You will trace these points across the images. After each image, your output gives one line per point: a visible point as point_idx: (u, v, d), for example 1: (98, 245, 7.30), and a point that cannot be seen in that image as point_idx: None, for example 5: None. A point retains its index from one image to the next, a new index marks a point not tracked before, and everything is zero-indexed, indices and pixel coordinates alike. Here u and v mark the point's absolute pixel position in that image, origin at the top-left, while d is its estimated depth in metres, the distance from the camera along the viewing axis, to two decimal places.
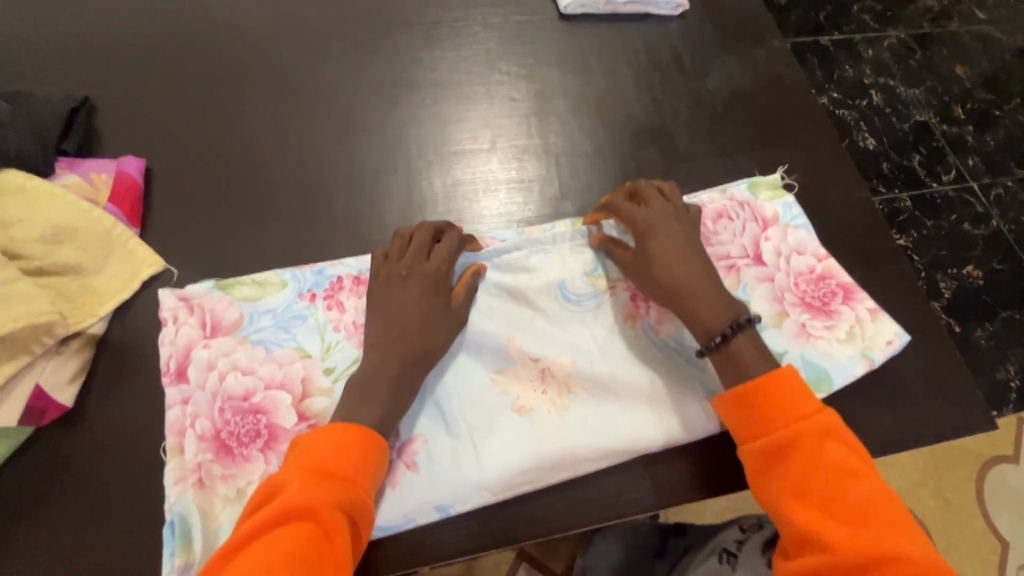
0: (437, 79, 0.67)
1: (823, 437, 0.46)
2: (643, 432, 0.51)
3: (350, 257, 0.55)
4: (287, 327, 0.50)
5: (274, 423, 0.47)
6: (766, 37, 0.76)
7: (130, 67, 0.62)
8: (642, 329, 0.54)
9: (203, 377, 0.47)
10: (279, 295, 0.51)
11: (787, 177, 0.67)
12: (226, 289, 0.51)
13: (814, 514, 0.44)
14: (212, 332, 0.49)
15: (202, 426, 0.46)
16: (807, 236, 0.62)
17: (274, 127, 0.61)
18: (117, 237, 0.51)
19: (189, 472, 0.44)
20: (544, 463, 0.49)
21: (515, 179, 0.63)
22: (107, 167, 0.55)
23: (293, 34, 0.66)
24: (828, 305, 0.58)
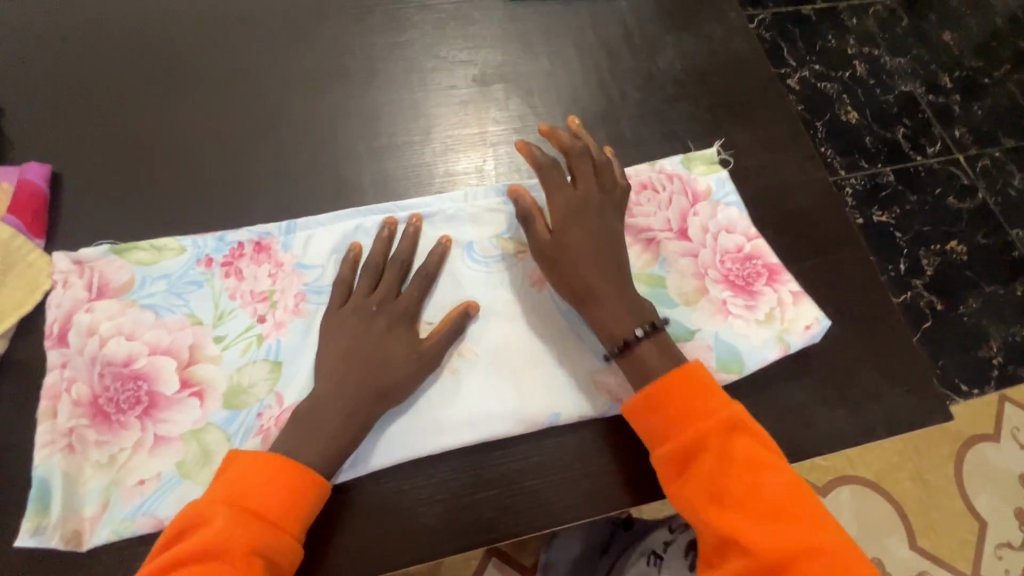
0: (369, 66, 0.63)
1: (729, 432, 0.44)
2: (540, 400, 0.49)
3: (258, 223, 0.53)
4: (180, 293, 0.49)
5: (155, 391, 0.45)
6: (725, 10, 0.72)
7: (39, 65, 0.58)
8: (550, 293, 0.52)
9: (84, 342, 0.46)
10: (175, 261, 0.50)
11: (724, 152, 0.64)
12: (123, 253, 0.50)
13: (730, 513, 0.42)
14: (99, 295, 0.48)
15: (79, 391, 0.45)
16: (737, 214, 0.60)
17: (191, 123, 0.58)
18: (18, 249, 0.49)
19: (62, 434, 0.44)
20: (424, 427, 0.47)
21: (449, 172, 0.59)
22: (9, 175, 0.52)
23: (215, 23, 0.63)
24: (750, 286, 0.56)
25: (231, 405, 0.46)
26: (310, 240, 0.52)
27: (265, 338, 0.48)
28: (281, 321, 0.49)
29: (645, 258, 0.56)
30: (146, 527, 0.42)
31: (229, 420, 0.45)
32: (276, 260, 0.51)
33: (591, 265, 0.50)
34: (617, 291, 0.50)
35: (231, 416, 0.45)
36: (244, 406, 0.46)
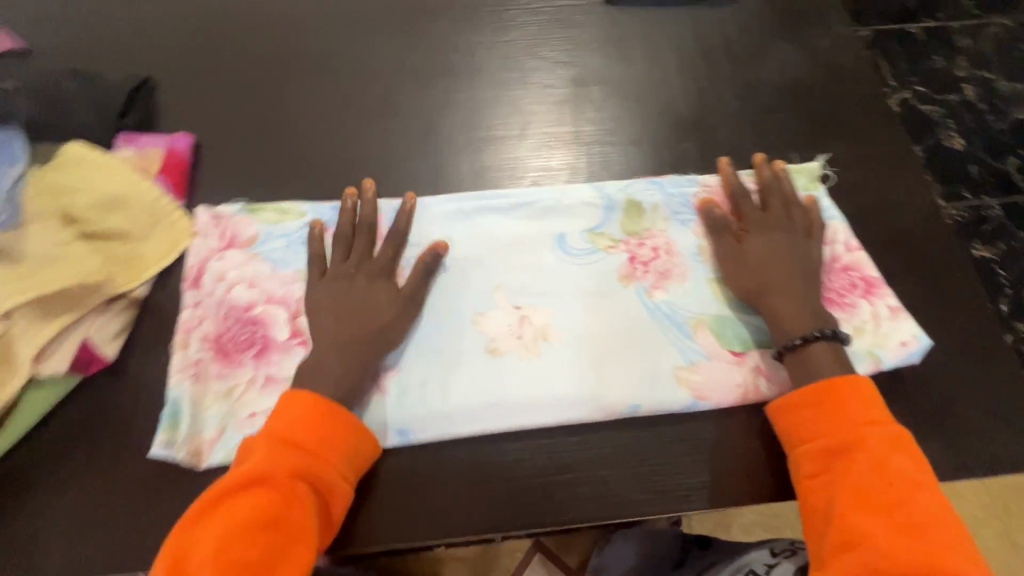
0: (474, 63, 0.67)
1: (891, 445, 0.44)
2: (621, 391, 0.49)
3: None
4: (297, 252, 0.54)
5: (269, 335, 0.50)
6: (831, 25, 0.71)
7: (188, 49, 0.65)
8: (637, 290, 0.53)
9: (215, 286, 0.52)
10: (295, 224, 0.55)
11: (828, 168, 0.62)
12: (252, 212, 0.55)
13: (868, 518, 0.41)
14: (229, 245, 0.54)
15: (206, 329, 0.50)
16: (837, 227, 0.57)
17: (312, 109, 0.63)
18: (164, 207, 0.54)
19: (191, 364, 0.49)
20: (507, 404, 0.49)
21: (543, 167, 0.62)
22: (159, 142, 0.58)
23: (339, 19, 0.68)
24: (843, 298, 0.54)
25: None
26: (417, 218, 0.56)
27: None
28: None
29: None
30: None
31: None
32: (382, 233, 0.55)
33: (771, 269, 0.51)
34: (798, 293, 0.50)
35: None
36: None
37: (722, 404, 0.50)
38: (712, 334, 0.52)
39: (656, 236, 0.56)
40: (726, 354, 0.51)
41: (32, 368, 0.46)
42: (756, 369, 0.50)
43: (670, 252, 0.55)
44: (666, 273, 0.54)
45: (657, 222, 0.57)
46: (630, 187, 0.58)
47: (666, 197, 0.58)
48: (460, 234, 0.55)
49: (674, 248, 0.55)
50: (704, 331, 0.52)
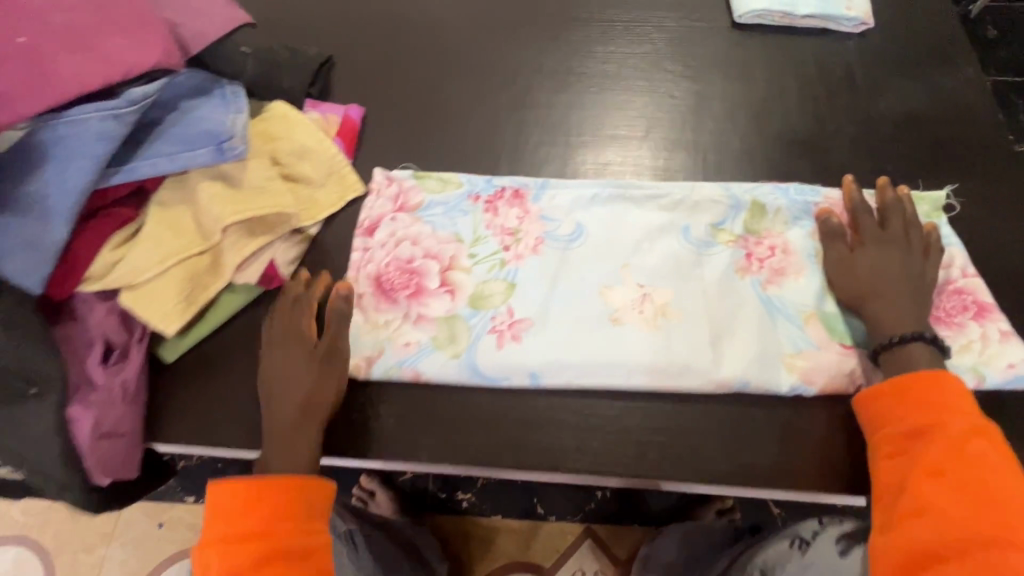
0: (605, 70, 0.74)
1: (972, 433, 0.47)
2: (731, 368, 0.55)
3: (512, 177, 0.66)
4: (453, 216, 0.62)
5: (422, 282, 0.59)
6: (955, 66, 0.73)
7: (361, 32, 0.76)
8: (752, 282, 0.58)
9: (383, 238, 0.61)
10: (454, 193, 0.64)
11: (953, 199, 0.65)
12: (418, 179, 0.65)
13: (941, 491, 0.45)
14: (399, 208, 0.63)
15: (371, 269, 0.59)
16: (957, 253, 0.60)
17: (461, 95, 0.72)
18: (338, 164, 0.63)
19: (358, 297, 0.58)
20: (625, 366, 0.55)
21: (662, 167, 0.68)
22: (337, 111, 0.68)
23: (491, 21, 0.77)
24: (952, 317, 0.57)
25: (474, 305, 0.58)
26: (557, 198, 0.63)
27: (506, 263, 0.60)
28: (521, 254, 0.60)
29: None
30: (407, 375, 0.55)
31: (471, 315, 0.57)
32: (526, 208, 0.63)
33: (879, 277, 0.55)
34: (905, 300, 0.54)
35: (473, 313, 0.57)
36: (483, 307, 0.58)
37: (829, 390, 0.54)
38: (821, 325, 0.56)
39: (773, 238, 0.61)
40: (836, 345, 0.56)
41: (232, 275, 0.56)
42: (863, 367, 0.55)
43: (784, 252, 0.60)
44: (781, 270, 0.59)
45: (777, 225, 0.61)
46: (756, 190, 0.63)
47: (789, 201, 0.63)
48: (593, 216, 0.62)
49: (789, 249, 0.60)
50: (814, 324, 0.57)
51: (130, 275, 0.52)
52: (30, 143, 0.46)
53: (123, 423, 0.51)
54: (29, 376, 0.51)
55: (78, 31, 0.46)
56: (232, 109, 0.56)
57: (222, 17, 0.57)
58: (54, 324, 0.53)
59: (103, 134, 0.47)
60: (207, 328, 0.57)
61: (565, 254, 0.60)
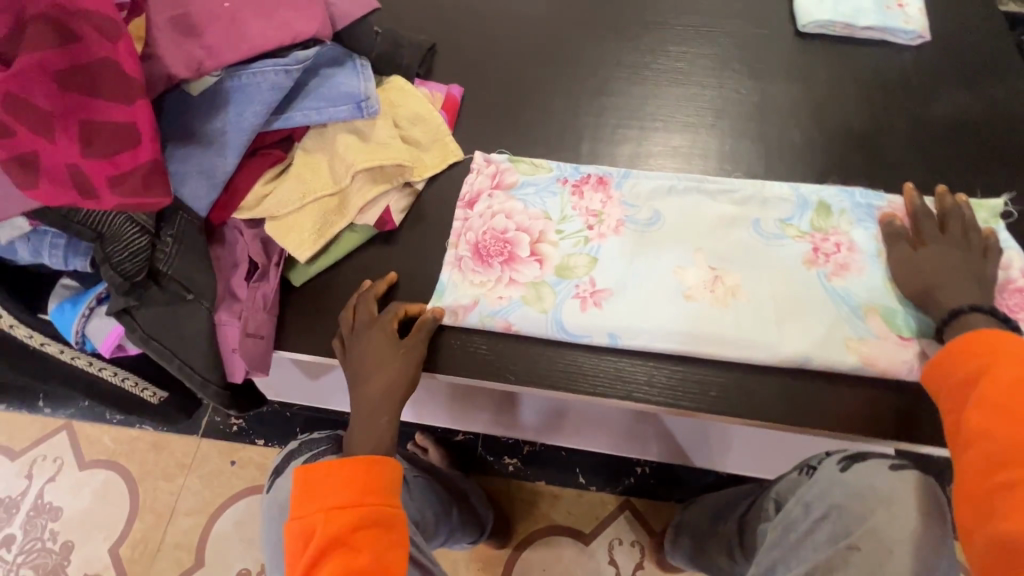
0: (678, 67, 0.82)
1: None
2: (794, 345, 0.60)
3: (595, 167, 0.73)
4: (544, 196, 0.70)
5: (514, 250, 0.67)
6: (1007, 79, 0.79)
7: (461, 24, 0.86)
8: (817, 273, 0.64)
9: (481, 211, 0.69)
10: (545, 176, 0.71)
11: (1011, 206, 0.69)
12: (514, 162, 0.72)
13: (998, 425, 0.48)
14: (497, 186, 0.71)
15: (470, 237, 0.68)
16: (1016, 254, 0.64)
17: (548, 82, 0.81)
18: (441, 130, 0.72)
19: (458, 259, 0.67)
20: (695, 337, 0.61)
21: (727, 153, 0.75)
22: (440, 88, 0.78)
23: (576, 20, 0.87)
24: (1016, 313, 0.61)
25: (561, 274, 0.65)
26: (638, 186, 0.70)
27: (590, 240, 0.67)
28: (604, 232, 0.67)
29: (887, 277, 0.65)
30: (499, 326, 0.63)
31: (557, 282, 0.65)
32: (609, 194, 0.70)
33: (941, 271, 0.59)
34: (965, 285, 0.58)
35: (559, 280, 0.65)
36: (568, 276, 0.65)
37: (887, 372, 0.59)
38: (881, 319, 0.61)
39: (840, 236, 0.66)
40: (894, 336, 0.60)
41: (354, 216, 0.65)
42: (921, 353, 0.59)
43: (848, 249, 0.65)
44: (845, 265, 0.64)
45: (845, 225, 0.67)
46: (824, 192, 0.69)
47: (853, 205, 0.68)
48: (669, 204, 0.69)
49: (854, 246, 0.65)
50: (875, 318, 0.61)
51: (276, 207, 0.62)
52: (219, 89, 0.56)
53: (263, 327, 0.62)
54: (188, 283, 0.61)
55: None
56: (363, 78, 0.65)
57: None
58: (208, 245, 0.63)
59: (275, 85, 0.57)
60: (329, 260, 0.66)
61: (645, 236, 0.67)
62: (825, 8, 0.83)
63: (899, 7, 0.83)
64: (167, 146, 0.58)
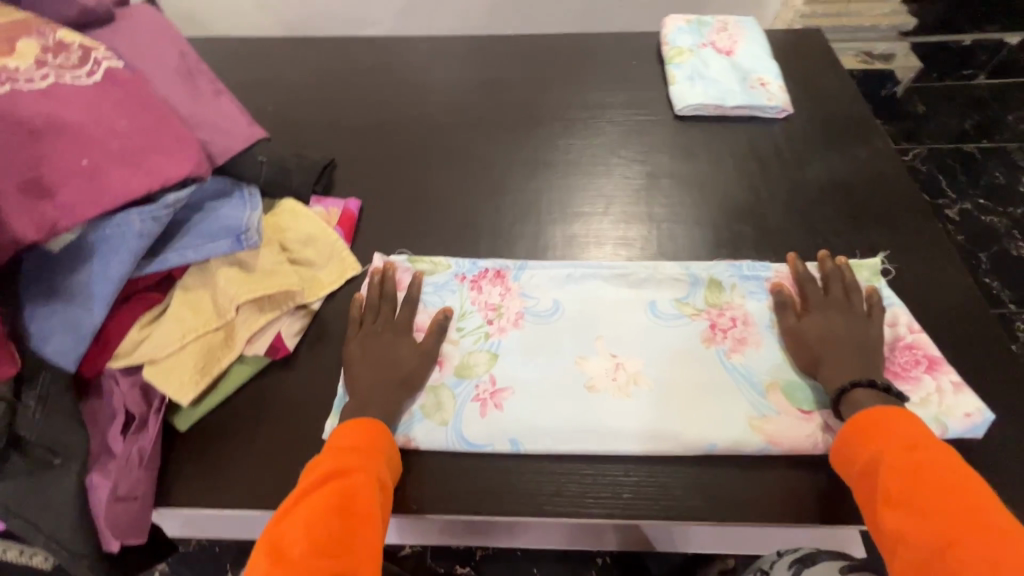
0: (569, 158, 0.87)
1: (908, 448, 0.50)
2: (696, 432, 0.59)
3: (496, 260, 0.74)
4: (442, 293, 0.70)
5: None
6: (869, 139, 0.86)
7: (361, 141, 0.90)
8: (716, 351, 0.64)
9: None
10: (444, 273, 0.71)
11: (888, 263, 0.73)
12: (413, 263, 0.72)
13: (904, 520, 0.46)
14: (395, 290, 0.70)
15: None
16: (899, 311, 0.66)
17: (446, 185, 0.84)
18: (337, 249, 0.72)
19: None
20: (597, 433, 0.60)
21: (621, 237, 0.78)
22: (337, 203, 0.79)
23: (469, 124, 0.91)
24: (907, 373, 0.62)
25: (460, 374, 0.64)
26: (536, 277, 0.71)
27: (491, 335, 0.66)
28: (503, 327, 0.67)
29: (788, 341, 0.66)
30: (400, 442, 0.60)
31: (457, 383, 0.63)
32: (507, 286, 0.70)
33: (824, 347, 0.60)
34: (850, 360, 0.59)
35: (459, 381, 0.63)
36: (468, 376, 0.64)
37: (794, 449, 0.59)
38: (782, 394, 0.61)
39: (734, 309, 0.67)
40: (796, 411, 0.60)
41: (242, 347, 0.64)
42: (824, 425, 0.59)
43: (744, 323, 0.66)
44: (742, 340, 0.65)
45: (738, 299, 0.68)
46: (712, 268, 0.70)
47: (742, 277, 0.70)
48: (567, 292, 0.70)
49: (749, 321, 0.66)
50: (776, 393, 0.61)
51: (153, 351, 0.59)
52: (82, 245, 0.55)
53: (138, 486, 0.57)
54: (57, 446, 0.55)
55: (130, 153, 0.56)
56: (249, 207, 0.66)
57: (242, 135, 0.70)
58: (81, 400, 0.60)
59: (142, 233, 0.57)
60: (217, 397, 0.64)
61: (544, 328, 0.67)
62: (695, 93, 0.90)
63: (761, 84, 0.91)
64: (28, 308, 0.56)
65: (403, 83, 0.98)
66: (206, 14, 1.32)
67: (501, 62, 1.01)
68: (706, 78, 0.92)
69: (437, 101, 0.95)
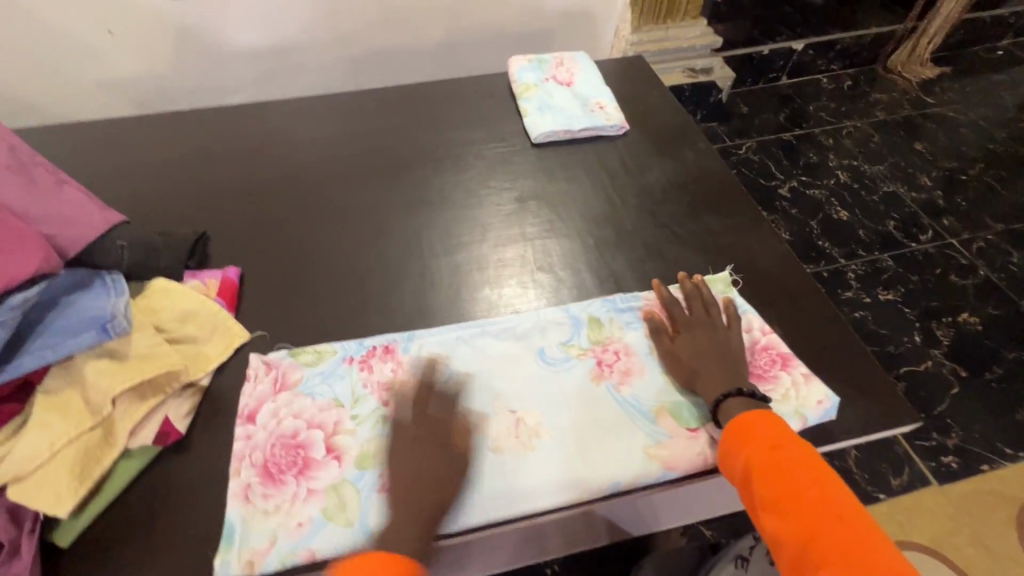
0: (441, 195, 0.92)
1: (772, 448, 0.58)
2: (596, 470, 0.64)
3: (383, 334, 0.75)
4: (331, 381, 0.69)
5: (309, 457, 0.64)
6: (693, 142, 1.01)
7: (233, 209, 0.89)
8: (606, 387, 0.70)
9: (266, 423, 0.65)
10: (331, 360, 0.71)
11: (737, 274, 0.82)
12: (295, 356, 0.71)
13: (779, 521, 0.54)
14: (279, 390, 0.68)
15: (256, 458, 0.63)
16: (752, 317, 0.76)
17: (327, 239, 0.86)
18: (220, 318, 0.72)
19: (243, 489, 0.61)
20: (510, 499, 0.63)
21: (499, 255, 0.84)
22: (216, 274, 0.79)
23: (340, 178, 0.94)
24: (767, 372, 0.70)
25: (361, 465, 0.63)
26: (425, 346, 0.73)
27: (387, 417, 0.66)
28: (400, 403, 0.68)
29: None
30: (302, 557, 0.58)
31: (358, 477, 0.62)
32: (398, 359, 0.72)
33: (695, 360, 0.68)
34: (717, 368, 0.67)
35: (361, 474, 0.62)
36: (370, 466, 0.63)
37: (688, 469, 0.65)
38: (670, 416, 0.68)
39: (616, 343, 0.74)
40: (684, 430, 0.67)
41: (126, 441, 0.60)
42: (710, 439, 0.66)
43: (626, 354, 0.73)
44: (627, 371, 0.71)
45: (614, 331, 0.75)
46: (590, 308, 0.77)
47: (617, 311, 0.77)
48: (460, 353, 0.73)
49: (630, 351, 0.73)
50: (664, 416, 0.68)
51: (19, 466, 0.54)
52: None
53: None
54: None
55: None
56: (113, 293, 0.63)
57: (98, 218, 0.68)
58: None
59: None
60: (102, 501, 0.60)
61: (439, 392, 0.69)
62: (546, 122, 1.00)
63: (599, 107, 1.03)
64: None
65: (272, 147, 0.99)
66: (36, 100, 1.22)
67: (366, 115, 1.05)
68: (552, 108, 1.03)
69: (308, 159, 0.97)
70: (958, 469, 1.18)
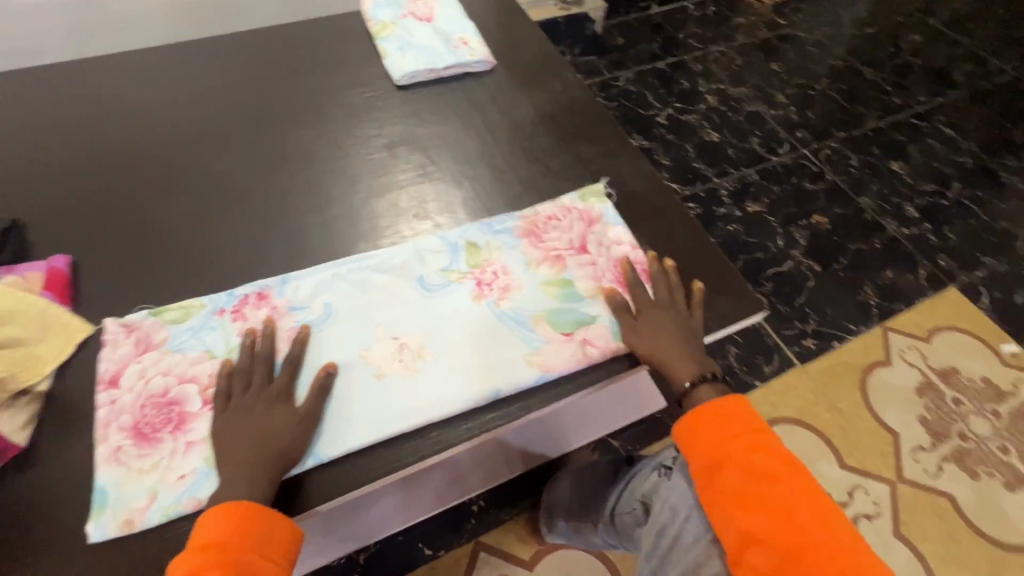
0: (302, 149, 0.85)
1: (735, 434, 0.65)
2: (479, 383, 0.66)
3: (254, 282, 0.71)
4: (200, 335, 0.66)
5: (184, 411, 0.61)
6: (560, 72, 1.01)
7: (52, 190, 0.77)
8: (487, 305, 0.72)
9: (133, 383, 0.62)
10: (198, 314, 0.67)
11: (609, 186, 0.87)
12: (157, 314, 0.66)
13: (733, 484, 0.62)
14: (144, 350, 0.64)
15: (125, 420, 0.60)
16: (623, 230, 0.80)
17: (176, 211, 0.77)
18: (52, 314, 0.64)
19: (115, 454, 0.58)
20: (399, 417, 0.63)
21: (369, 193, 0.82)
22: (39, 267, 0.68)
23: (182, 142, 0.84)
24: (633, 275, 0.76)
25: None
26: (300, 287, 0.70)
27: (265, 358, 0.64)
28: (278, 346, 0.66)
29: (555, 270, 0.76)
30: (189, 506, 0.56)
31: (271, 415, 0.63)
32: (273, 304, 0.69)
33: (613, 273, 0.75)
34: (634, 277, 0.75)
35: None
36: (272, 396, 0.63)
37: (563, 368, 0.68)
38: (547, 324, 0.71)
39: (496, 265, 0.75)
40: (559, 335, 0.70)
41: None
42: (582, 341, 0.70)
43: (506, 274, 0.75)
44: (505, 289, 0.73)
45: (495, 254, 0.76)
46: (467, 235, 0.77)
47: (493, 234, 0.78)
48: (338, 293, 0.70)
49: (509, 271, 0.75)
50: (542, 325, 0.71)
51: None
52: None
53: None
54: None
55: None
56: None
57: None
58: None
59: None
60: None
61: (320, 336, 0.67)
62: (408, 62, 0.95)
63: (463, 42, 0.99)
64: None
65: (92, 112, 0.85)
66: None
67: (204, 67, 0.93)
68: (413, 46, 0.97)
69: (140, 123, 0.85)
70: (815, 350, 1.37)
